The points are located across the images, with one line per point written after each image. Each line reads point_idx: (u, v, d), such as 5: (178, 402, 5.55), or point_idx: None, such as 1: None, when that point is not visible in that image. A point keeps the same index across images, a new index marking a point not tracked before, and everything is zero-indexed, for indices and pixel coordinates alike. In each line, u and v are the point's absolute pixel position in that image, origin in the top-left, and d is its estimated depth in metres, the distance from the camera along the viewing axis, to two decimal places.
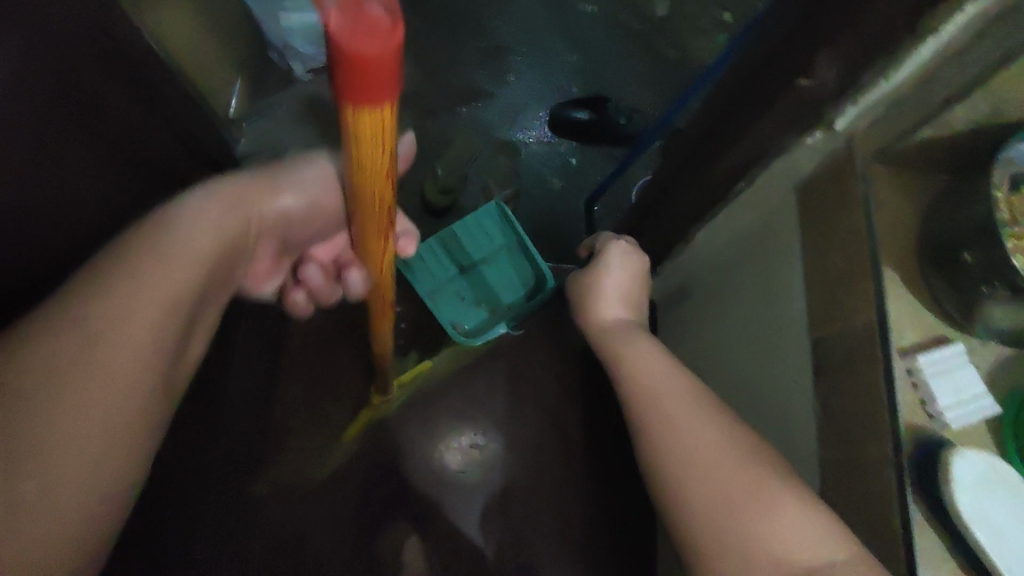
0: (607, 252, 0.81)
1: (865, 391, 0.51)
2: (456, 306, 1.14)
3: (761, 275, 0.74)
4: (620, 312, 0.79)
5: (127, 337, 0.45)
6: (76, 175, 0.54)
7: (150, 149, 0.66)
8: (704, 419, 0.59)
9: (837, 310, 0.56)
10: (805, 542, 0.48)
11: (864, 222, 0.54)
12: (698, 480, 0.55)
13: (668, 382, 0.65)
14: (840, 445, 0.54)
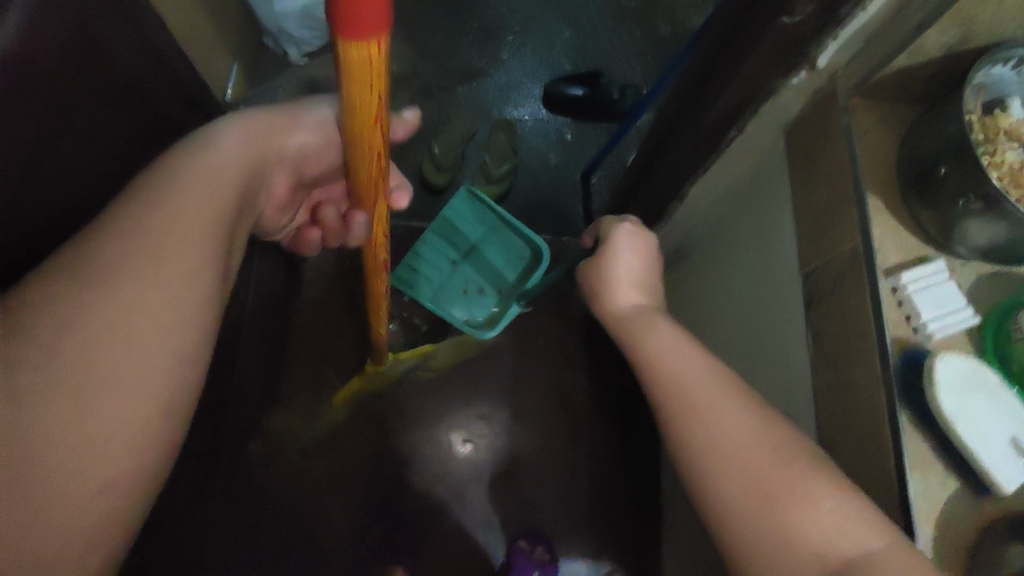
0: (616, 235, 0.77)
1: (854, 312, 0.53)
2: (463, 302, 1.05)
3: (755, 223, 0.76)
4: (636, 296, 0.75)
5: (156, 292, 0.43)
6: (87, 139, 0.56)
7: (156, 102, 0.69)
8: (735, 409, 0.54)
9: (825, 241, 0.58)
10: (854, 533, 0.44)
11: (847, 154, 0.56)
12: (734, 481, 0.50)
13: (691, 365, 0.60)
14: (831, 368, 0.57)
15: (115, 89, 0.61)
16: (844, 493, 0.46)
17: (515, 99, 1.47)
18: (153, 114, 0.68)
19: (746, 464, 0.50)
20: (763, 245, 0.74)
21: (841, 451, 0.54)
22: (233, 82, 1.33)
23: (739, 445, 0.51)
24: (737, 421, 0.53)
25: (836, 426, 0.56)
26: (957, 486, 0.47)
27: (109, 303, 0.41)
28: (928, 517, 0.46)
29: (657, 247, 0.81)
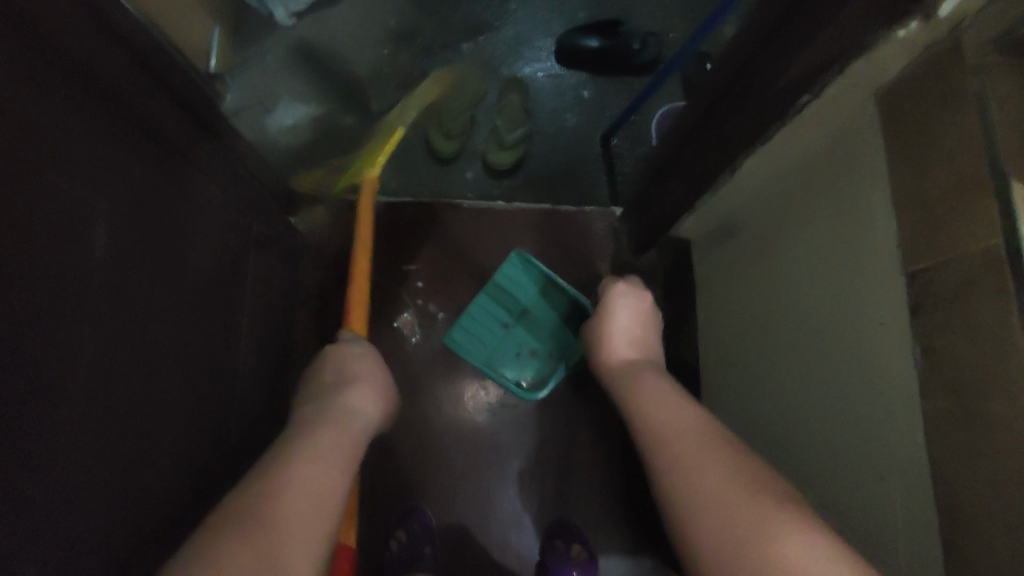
0: (613, 290, 0.86)
1: (991, 327, 0.43)
2: (516, 362, 1.14)
3: (830, 202, 0.64)
4: (629, 347, 0.81)
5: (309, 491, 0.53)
6: (38, 141, 0.47)
7: (106, 79, 0.57)
8: (712, 460, 0.56)
9: (941, 234, 0.47)
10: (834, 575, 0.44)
11: (980, 129, 0.44)
12: (726, 531, 0.50)
13: (684, 422, 0.62)
14: (947, 393, 0.46)
15: (46, 71, 0.48)
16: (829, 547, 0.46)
17: (527, 56, 1.32)
18: (103, 98, 0.56)
19: (727, 506, 0.51)
20: (839, 231, 0.62)
21: (969, 495, 0.45)
22: (215, 49, 0.99)
23: (716, 492, 0.53)
24: (716, 466, 0.55)
25: (962, 465, 0.45)
26: None
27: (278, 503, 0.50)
28: None
29: (656, 308, 0.87)
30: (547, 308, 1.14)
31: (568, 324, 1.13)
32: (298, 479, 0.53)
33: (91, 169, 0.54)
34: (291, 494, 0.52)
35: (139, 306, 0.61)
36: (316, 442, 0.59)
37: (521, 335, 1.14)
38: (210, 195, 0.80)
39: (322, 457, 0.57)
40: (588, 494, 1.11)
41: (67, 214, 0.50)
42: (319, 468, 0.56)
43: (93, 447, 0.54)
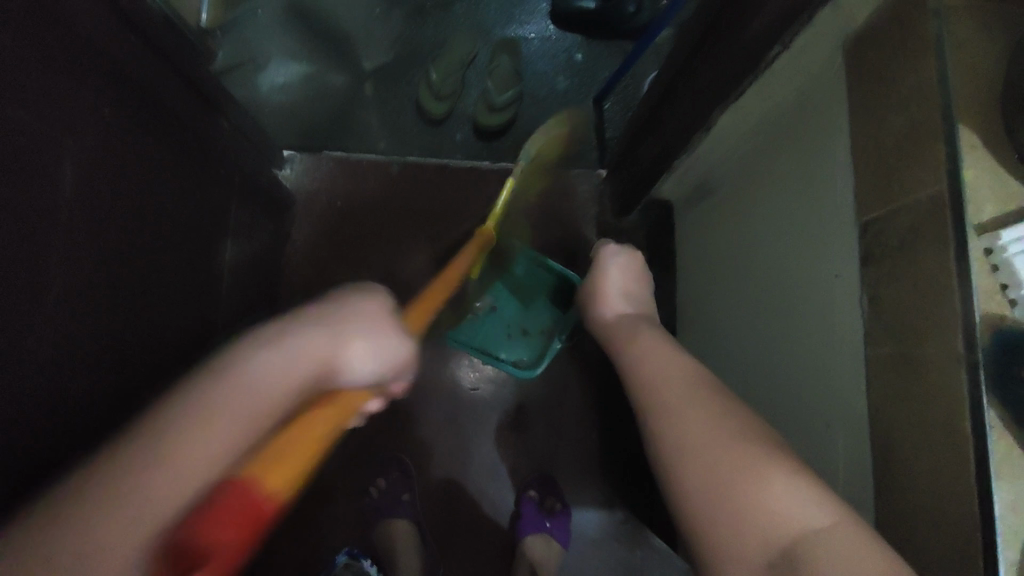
0: (603, 253, 0.88)
1: (933, 272, 0.43)
2: (507, 343, 1.13)
3: (797, 156, 0.64)
4: (623, 305, 0.82)
5: (182, 456, 0.41)
6: (12, 79, 0.48)
7: (81, 22, 0.56)
8: (689, 403, 0.56)
9: (892, 182, 0.47)
10: (807, 519, 0.44)
11: (936, 75, 0.44)
12: (702, 479, 0.50)
13: (669, 366, 0.63)
14: (889, 339, 0.47)
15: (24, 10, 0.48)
16: (814, 493, 0.45)
17: (520, 17, 1.29)
18: (74, 38, 0.55)
19: (702, 456, 0.51)
20: (806, 183, 0.62)
21: (898, 435, 0.46)
22: (208, 7, 1.12)
23: (692, 429, 0.53)
24: (694, 415, 0.55)
25: (898, 407, 0.46)
26: None
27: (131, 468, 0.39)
28: (1012, 533, 0.38)
29: (645, 268, 0.89)
30: (533, 288, 1.13)
31: (555, 301, 1.11)
32: (182, 438, 0.41)
33: (63, 107, 0.54)
34: (162, 460, 0.40)
35: (109, 244, 0.62)
36: (186, 439, 0.41)
37: (510, 314, 1.13)
38: (188, 141, 0.79)
39: (183, 467, 0.40)
40: (564, 451, 1.13)
41: (40, 150, 0.51)
42: (167, 483, 0.39)
43: (57, 385, 0.55)
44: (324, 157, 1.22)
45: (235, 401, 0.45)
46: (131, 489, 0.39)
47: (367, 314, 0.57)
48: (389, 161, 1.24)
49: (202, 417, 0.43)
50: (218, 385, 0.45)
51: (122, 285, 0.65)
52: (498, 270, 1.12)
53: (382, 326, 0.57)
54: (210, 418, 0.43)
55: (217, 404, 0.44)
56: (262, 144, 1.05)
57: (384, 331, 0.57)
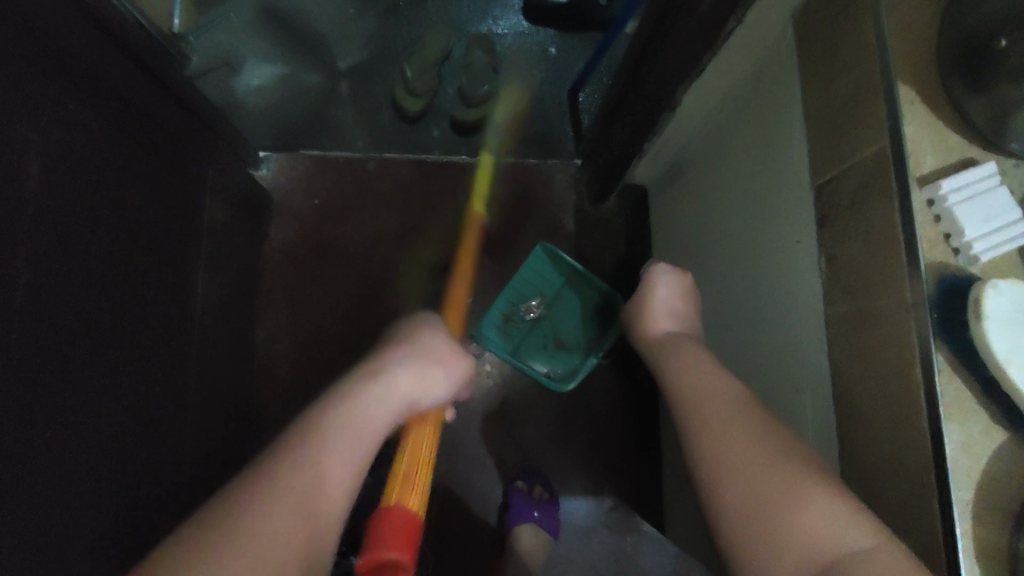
0: (652, 272, 0.75)
1: (880, 228, 0.44)
2: (544, 355, 1.10)
3: (757, 130, 0.65)
4: (671, 326, 0.72)
5: (314, 479, 0.43)
6: None
7: (36, 18, 0.56)
8: (730, 415, 0.51)
9: (842, 143, 0.48)
10: (848, 540, 0.41)
11: (876, 35, 0.45)
12: (745, 489, 0.46)
13: (712, 380, 0.56)
14: (845, 297, 0.48)
15: None
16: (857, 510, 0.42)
17: (493, 11, 1.26)
18: (32, 36, 0.55)
19: (749, 472, 0.47)
20: (769, 153, 0.63)
21: (854, 391, 0.47)
22: (180, 12, 1.06)
23: (728, 438, 0.50)
24: (744, 421, 0.50)
25: (854, 362, 0.47)
26: (1003, 436, 0.39)
27: (291, 489, 0.42)
28: (965, 473, 0.38)
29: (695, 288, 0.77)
30: (570, 303, 1.11)
31: (592, 317, 1.10)
32: (314, 462, 0.44)
33: (25, 104, 0.54)
34: (304, 479, 0.43)
35: (78, 243, 0.61)
36: (312, 461, 0.44)
37: (546, 326, 1.11)
38: (158, 139, 0.78)
39: (317, 487, 0.43)
40: (549, 440, 1.13)
41: (5, 146, 0.51)
42: (301, 503, 0.42)
43: (36, 382, 0.54)
44: (300, 155, 1.22)
45: (332, 455, 0.45)
46: (290, 506, 0.41)
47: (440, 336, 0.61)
48: (365, 157, 1.24)
49: (333, 444, 0.46)
50: (322, 429, 0.46)
51: (95, 286, 0.64)
52: (536, 283, 1.09)
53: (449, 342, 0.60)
54: (334, 443, 0.46)
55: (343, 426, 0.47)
56: (237, 144, 1.05)
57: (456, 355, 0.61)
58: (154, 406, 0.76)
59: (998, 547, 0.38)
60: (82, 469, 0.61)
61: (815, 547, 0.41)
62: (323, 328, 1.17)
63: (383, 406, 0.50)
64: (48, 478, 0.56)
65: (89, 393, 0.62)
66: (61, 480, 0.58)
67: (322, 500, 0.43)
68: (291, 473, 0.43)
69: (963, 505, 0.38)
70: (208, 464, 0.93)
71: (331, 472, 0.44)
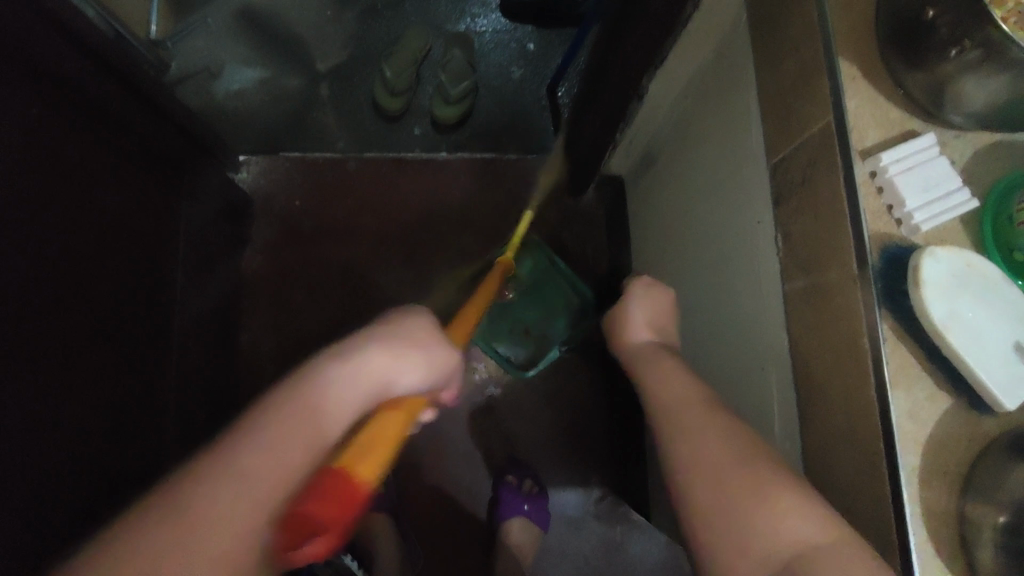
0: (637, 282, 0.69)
1: (826, 202, 0.45)
2: (509, 338, 1.10)
3: (719, 113, 0.66)
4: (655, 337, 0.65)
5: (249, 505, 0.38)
6: None
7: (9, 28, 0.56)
8: (697, 405, 0.51)
9: (792, 122, 0.49)
10: (807, 529, 0.41)
11: (818, 13, 0.46)
12: (723, 500, 0.44)
13: (679, 379, 0.55)
14: (800, 274, 0.48)
15: None
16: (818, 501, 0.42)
17: (471, 9, 1.26)
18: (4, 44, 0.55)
19: (723, 482, 0.45)
20: (731, 135, 0.63)
21: (809, 366, 0.47)
22: (157, 18, 1.10)
23: (693, 428, 0.49)
24: (713, 426, 0.48)
25: (809, 337, 0.47)
26: (948, 402, 0.40)
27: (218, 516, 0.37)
28: (911, 439, 0.40)
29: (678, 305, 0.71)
30: (546, 291, 1.09)
31: (565, 309, 1.10)
32: (241, 479, 0.39)
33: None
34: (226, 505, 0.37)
35: (51, 247, 0.61)
36: (235, 480, 0.38)
37: (519, 311, 1.09)
38: (132, 147, 0.78)
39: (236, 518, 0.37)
40: (535, 433, 1.13)
41: None
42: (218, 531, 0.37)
43: (9, 382, 0.54)
44: (280, 158, 1.18)
45: (253, 471, 0.39)
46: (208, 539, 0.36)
47: (408, 326, 0.51)
48: (346, 158, 1.20)
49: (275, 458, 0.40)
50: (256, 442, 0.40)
51: (69, 294, 0.64)
52: (522, 271, 1.08)
53: (417, 332, 0.51)
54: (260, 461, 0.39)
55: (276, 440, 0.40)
56: (217, 147, 1.04)
57: (434, 345, 0.52)
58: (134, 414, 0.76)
59: (944, 510, 0.39)
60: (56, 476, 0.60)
61: (776, 530, 0.42)
62: (307, 332, 1.13)
63: (347, 395, 0.44)
64: (24, 480, 0.56)
65: (67, 396, 0.63)
66: (39, 484, 0.57)
67: (235, 529, 0.37)
68: (205, 491, 0.38)
69: (910, 471, 0.39)
70: None
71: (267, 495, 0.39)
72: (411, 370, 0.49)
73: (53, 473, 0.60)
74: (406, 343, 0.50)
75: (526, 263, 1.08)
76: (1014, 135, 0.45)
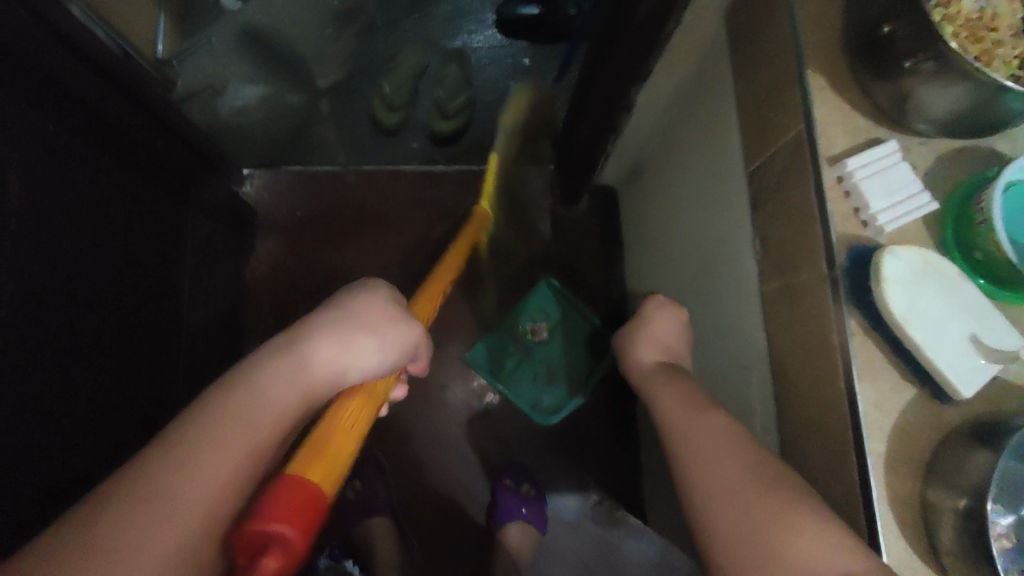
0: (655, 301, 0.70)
1: (797, 205, 0.47)
2: (534, 386, 1.10)
3: (702, 123, 0.69)
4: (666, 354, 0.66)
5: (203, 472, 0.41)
6: None
7: (23, 48, 0.59)
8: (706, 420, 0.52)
9: (767, 130, 0.52)
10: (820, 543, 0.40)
11: (789, 26, 0.49)
12: (728, 500, 0.46)
13: (691, 400, 0.55)
14: (776, 275, 0.51)
15: None
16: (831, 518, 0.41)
17: None
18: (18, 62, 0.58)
19: (725, 485, 0.46)
20: (712, 144, 0.66)
21: (785, 363, 0.50)
22: (163, 37, 1.06)
23: (706, 439, 0.50)
24: (714, 434, 0.50)
25: (785, 334, 0.49)
26: (912, 392, 0.43)
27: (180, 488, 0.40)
28: (878, 428, 0.42)
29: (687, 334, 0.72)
30: (568, 338, 1.11)
31: (589, 354, 1.10)
32: (192, 452, 0.41)
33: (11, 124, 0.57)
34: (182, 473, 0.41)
35: (63, 254, 0.64)
36: (189, 450, 0.41)
37: (542, 357, 1.11)
38: (139, 160, 0.81)
39: (189, 488, 0.40)
40: (531, 439, 1.15)
41: None
42: (177, 497, 0.40)
43: (24, 382, 0.57)
44: (282, 170, 1.22)
45: (205, 443, 0.42)
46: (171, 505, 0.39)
47: (370, 298, 0.53)
48: (345, 171, 1.24)
49: (232, 434, 0.43)
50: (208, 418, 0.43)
51: (80, 299, 0.66)
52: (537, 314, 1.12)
53: (379, 300, 0.54)
54: (210, 432, 0.43)
55: (232, 414, 0.44)
56: (220, 160, 1.07)
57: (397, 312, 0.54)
58: (141, 416, 0.78)
59: (909, 496, 0.41)
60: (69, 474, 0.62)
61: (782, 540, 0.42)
62: None
63: (302, 371, 0.47)
64: (37, 477, 0.58)
65: (77, 396, 0.65)
66: (52, 483, 0.59)
67: (194, 495, 0.40)
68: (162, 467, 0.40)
69: (876, 458, 0.41)
70: None
71: (222, 461, 0.42)
72: (378, 340, 0.51)
73: (66, 472, 0.62)
74: (367, 315, 0.52)
75: (541, 304, 1.12)
76: (974, 142, 0.47)
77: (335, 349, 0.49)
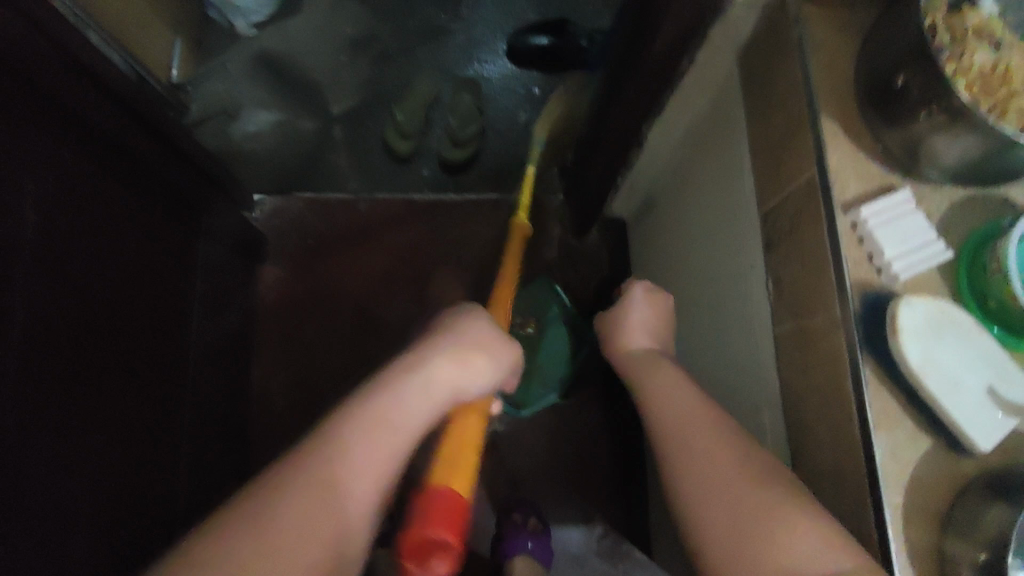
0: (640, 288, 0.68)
1: (811, 249, 0.48)
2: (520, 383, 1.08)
3: (714, 161, 0.69)
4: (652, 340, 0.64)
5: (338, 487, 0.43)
6: None
7: (42, 79, 0.61)
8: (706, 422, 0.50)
9: (780, 172, 0.52)
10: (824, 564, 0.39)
11: (802, 72, 0.49)
12: (727, 514, 0.44)
13: (687, 398, 0.53)
14: (790, 317, 0.51)
15: None
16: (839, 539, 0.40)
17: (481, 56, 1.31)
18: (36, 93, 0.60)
19: (723, 496, 0.45)
20: (726, 182, 0.66)
21: (799, 407, 0.49)
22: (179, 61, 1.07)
23: (706, 446, 0.48)
24: (712, 438, 0.48)
25: (799, 377, 0.49)
26: (929, 442, 0.42)
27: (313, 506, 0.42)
28: (894, 477, 0.41)
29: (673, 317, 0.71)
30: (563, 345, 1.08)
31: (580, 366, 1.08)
32: (333, 468, 0.44)
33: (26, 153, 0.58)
34: (321, 484, 0.43)
35: (76, 280, 0.64)
36: (327, 464, 0.44)
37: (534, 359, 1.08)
38: (152, 187, 0.82)
39: (319, 501, 0.42)
40: (537, 470, 1.14)
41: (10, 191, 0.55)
42: (307, 511, 0.41)
43: (33, 408, 0.57)
44: (294, 197, 1.22)
45: (339, 459, 0.44)
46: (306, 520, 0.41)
47: (479, 326, 0.57)
48: (357, 199, 1.24)
49: (366, 452, 0.45)
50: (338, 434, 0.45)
51: (90, 326, 0.66)
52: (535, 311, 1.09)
53: (485, 329, 0.57)
54: (347, 449, 0.45)
55: (363, 432, 0.46)
56: (233, 186, 1.08)
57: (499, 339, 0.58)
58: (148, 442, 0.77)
59: (926, 548, 0.41)
60: (74, 502, 0.62)
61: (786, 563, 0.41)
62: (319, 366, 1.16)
63: (418, 395, 0.50)
64: (44, 505, 0.57)
65: (87, 423, 0.65)
66: (57, 511, 0.59)
67: (329, 512, 0.42)
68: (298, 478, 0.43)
69: (893, 507, 0.41)
70: (210, 494, 0.93)
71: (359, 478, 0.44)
72: (482, 368, 0.55)
73: (72, 499, 0.62)
74: (474, 343, 0.56)
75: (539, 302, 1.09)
76: (987, 189, 0.47)
77: (445, 374, 0.52)
